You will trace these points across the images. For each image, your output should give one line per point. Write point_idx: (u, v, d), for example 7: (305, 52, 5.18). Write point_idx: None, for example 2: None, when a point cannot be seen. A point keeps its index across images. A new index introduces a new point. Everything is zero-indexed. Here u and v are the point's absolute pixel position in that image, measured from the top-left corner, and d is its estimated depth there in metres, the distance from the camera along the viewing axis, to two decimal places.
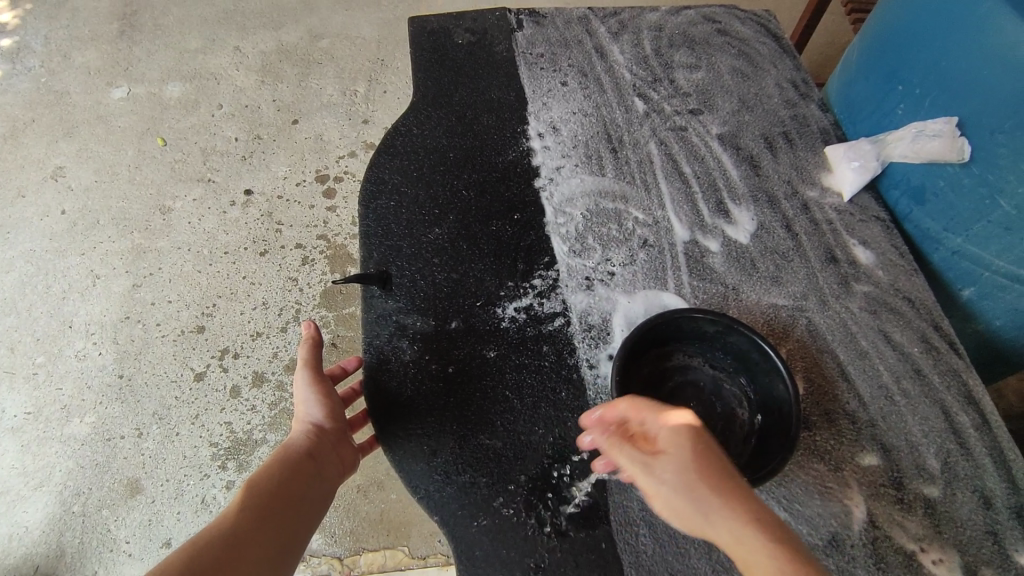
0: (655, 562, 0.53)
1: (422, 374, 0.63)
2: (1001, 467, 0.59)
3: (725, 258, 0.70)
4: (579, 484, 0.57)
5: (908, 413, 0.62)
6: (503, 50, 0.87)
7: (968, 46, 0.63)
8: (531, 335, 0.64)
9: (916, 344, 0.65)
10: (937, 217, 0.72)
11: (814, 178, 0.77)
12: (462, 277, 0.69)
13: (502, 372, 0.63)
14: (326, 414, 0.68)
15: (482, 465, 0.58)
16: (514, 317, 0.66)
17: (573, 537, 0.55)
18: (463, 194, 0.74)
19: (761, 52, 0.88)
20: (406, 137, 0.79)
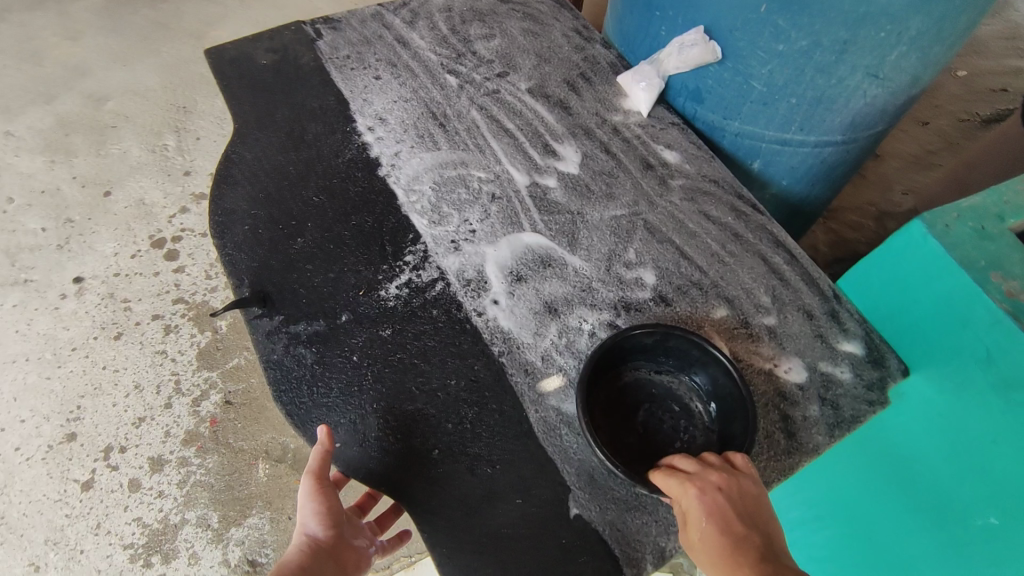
0: (582, 451, 0.61)
1: (326, 368, 0.68)
2: (812, 285, 0.74)
3: (564, 189, 0.79)
4: (501, 412, 0.63)
5: (738, 268, 0.75)
6: (310, 62, 0.90)
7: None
8: (418, 304, 0.70)
9: (729, 214, 0.79)
10: (715, 110, 0.87)
11: (615, 105, 0.89)
12: (338, 276, 0.73)
13: (403, 344, 0.68)
14: (323, 524, 0.61)
15: (412, 427, 0.63)
16: (398, 294, 0.71)
17: (510, 457, 0.61)
18: (315, 201, 0.77)
19: (542, 10, 0.98)
20: (241, 163, 0.81)
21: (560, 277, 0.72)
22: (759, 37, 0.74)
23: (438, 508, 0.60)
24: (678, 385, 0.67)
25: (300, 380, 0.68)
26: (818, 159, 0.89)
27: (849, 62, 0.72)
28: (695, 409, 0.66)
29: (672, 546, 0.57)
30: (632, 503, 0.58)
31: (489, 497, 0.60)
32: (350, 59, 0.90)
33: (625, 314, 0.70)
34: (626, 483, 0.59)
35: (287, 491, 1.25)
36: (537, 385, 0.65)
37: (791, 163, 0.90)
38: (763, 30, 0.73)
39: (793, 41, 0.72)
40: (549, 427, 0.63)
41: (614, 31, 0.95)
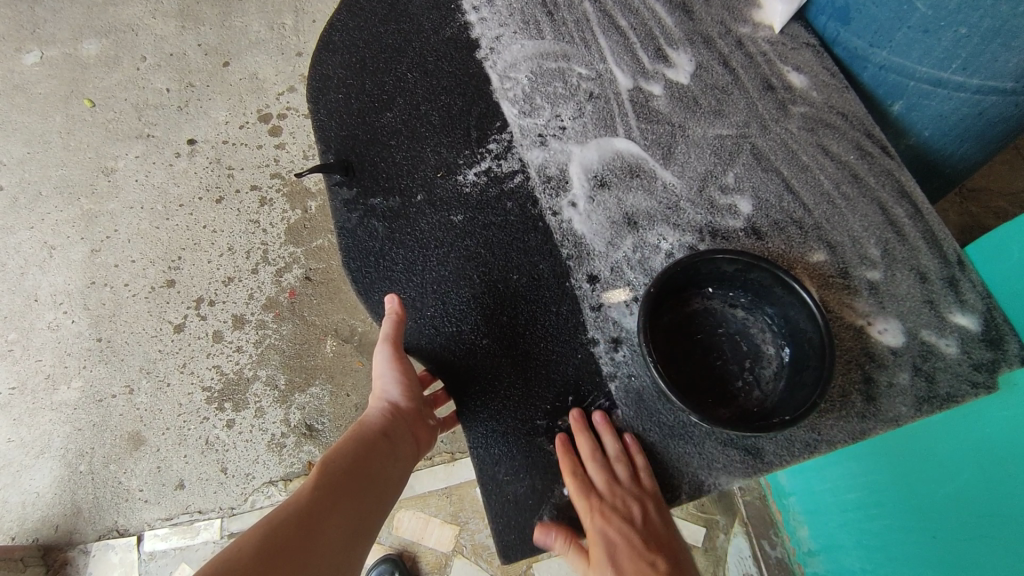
0: (635, 367, 0.58)
1: (395, 245, 0.66)
2: (933, 246, 0.65)
3: (668, 99, 0.73)
4: (560, 314, 0.61)
5: (849, 213, 0.67)
6: None
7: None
8: (493, 194, 0.67)
9: (852, 153, 0.70)
10: (862, 34, 0.77)
11: (745, 16, 0.79)
12: (420, 155, 0.70)
13: (472, 231, 0.65)
14: (402, 392, 0.58)
15: (468, 315, 0.62)
16: (475, 181, 0.68)
17: (560, 361, 0.59)
18: (407, 78, 0.75)
19: None
20: (342, 32, 0.78)
21: (647, 190, 0.67)
22: None
23: (478, 398, 0.58)
24: (750, 320, 0.62)
25: (369, 254, 0.66)
26: (976, 109, 0.74)
27: None
28: (764, 349, 0.61)
29: (710, 482, 0.54)
30: (677, 430, 0.56)
31: (533, 396, 0.58)
32: None
33: (708, 239, 0.65)
34: (674, 409, 0.56)
35: (349, 370, 1.31)
36: (601, 294, 0.62)
37: (941, 108, 0.76)
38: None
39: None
40: (605, 338, 0.60)
41: None
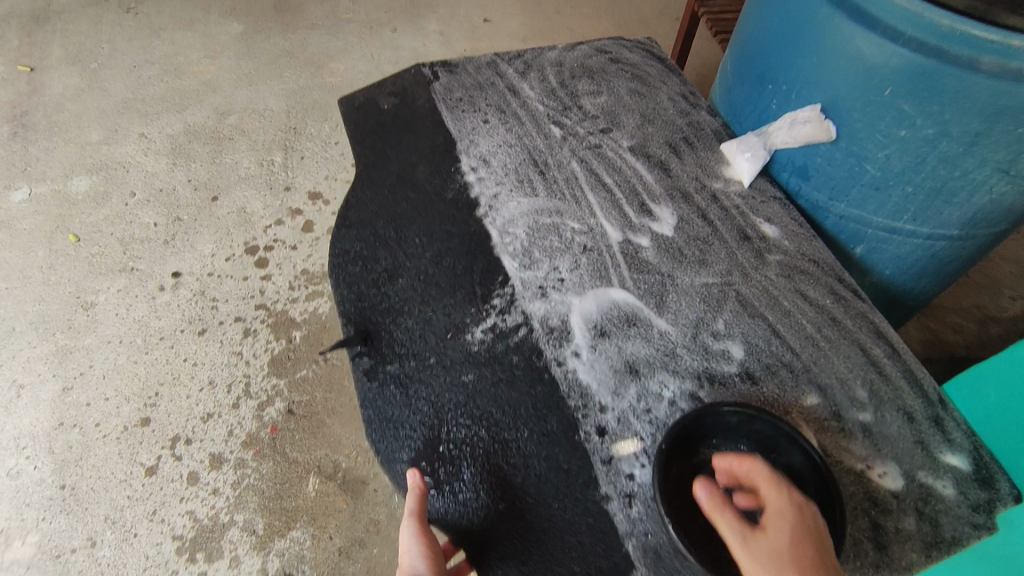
0: (651, 523, 0.58)
1: (413, 411, 0.67)
2: (915, 385, 0.69)
3: (656, 250, 0.78)
4: (572, 471, 0.61)
5: (834, 355, 0.71)
6: (425, 101, 0.92)
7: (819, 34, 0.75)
8: (501, 350, 0.69)
9: (828, 297, 0.76)
10: (821, 189, 0.84)
11: (716, 172, 0.88)
12: (430, 319, 0.72)
13: (483, 391, 0.67)
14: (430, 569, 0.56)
15: (487, 479, 0.62)
16: (483, 338, 0.70)
17: (576, 521, 0.59)
18: (413, 241, 0.79)
19: (650, 72, 1.00)
20: (353, 204, 0.84)
21: (645, 338, 0.70)
22: (878, 120, 0.73)
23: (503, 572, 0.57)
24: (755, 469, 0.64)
25: (389, 422, 0.67)
26: (930, 252, 0.85)
27: (978, 154, 0.71)
28: None
29: None
30: None
31: (552, 563, 0.57)
32: (461, 100, 0.92)
33: (707, 386, 0.67)
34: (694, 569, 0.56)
35: (332, 511, 1.25)
36: (611, 446, 0.63)
37: (899, 251, 0.86)
38: (884, 110, 0.72)
39: (918, 123, 0.71)
40: (618, 493, 0.60)
41: (720, 101, 0.98)
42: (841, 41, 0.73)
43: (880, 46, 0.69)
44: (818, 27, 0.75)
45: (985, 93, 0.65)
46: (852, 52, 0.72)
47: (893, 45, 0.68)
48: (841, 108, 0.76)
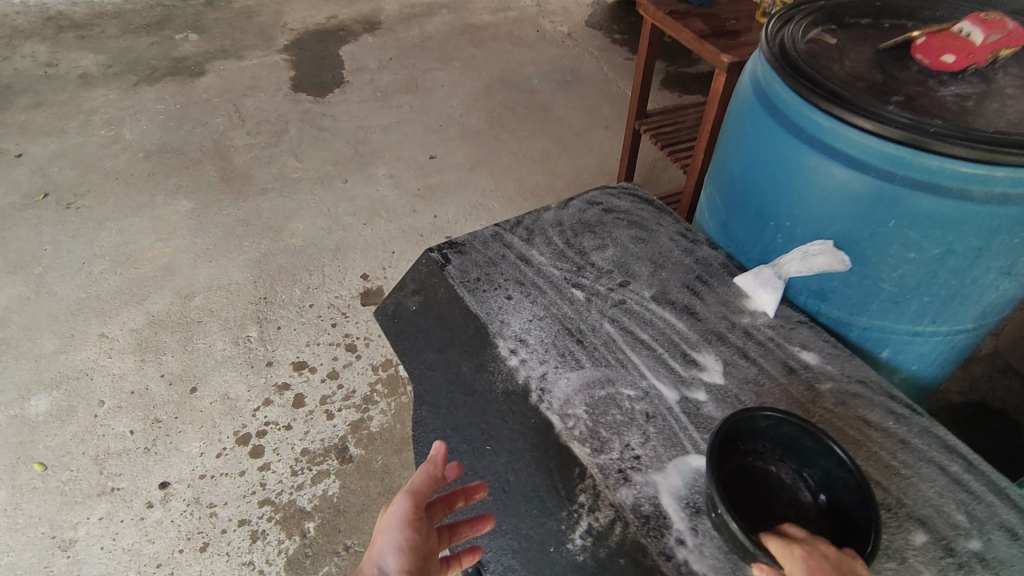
0: None
1: None
2: (1004, 497, 0.70)
3: (715, 402, 0.78)
4: None
5: (919, 480, 0.71)
6: (446, 291, 0.93)
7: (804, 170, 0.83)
8: (606, 554, 0.67)
9: (888, 418, 0.77)
10: (841, 307, 0.88)
11: (739, 306, 0.90)
12: (528, 536, 0.73)
13: None
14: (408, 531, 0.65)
15: None
16: (585, 544, 0.68)
17: None
18: (485, 449, 0.81)
19: (644, 216, 1.05)
20: (423, 428, 0.89)
21: None
22: (888, 245, 0.79)
23: None
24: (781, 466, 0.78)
25: None
26: (951, 344, 0.90)
27: (984, 263, 0.77)
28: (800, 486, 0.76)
29: None
30: None
31: None
32: (480, 279, 0.93)
33: None
34: None
35: None
36: None
37: (923, 350, 0.90)
38: (882, 237, 0.79)
39: (917, 245, 0.77)
40: None
41: (715, 235, 1.03)
42: (827, 176, 0.80)
43: (866, 179, 0.77)
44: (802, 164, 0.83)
45: (970, 212, 0.73)
46: (842, 186, 0.79)
47: (878, 177, 0.76)
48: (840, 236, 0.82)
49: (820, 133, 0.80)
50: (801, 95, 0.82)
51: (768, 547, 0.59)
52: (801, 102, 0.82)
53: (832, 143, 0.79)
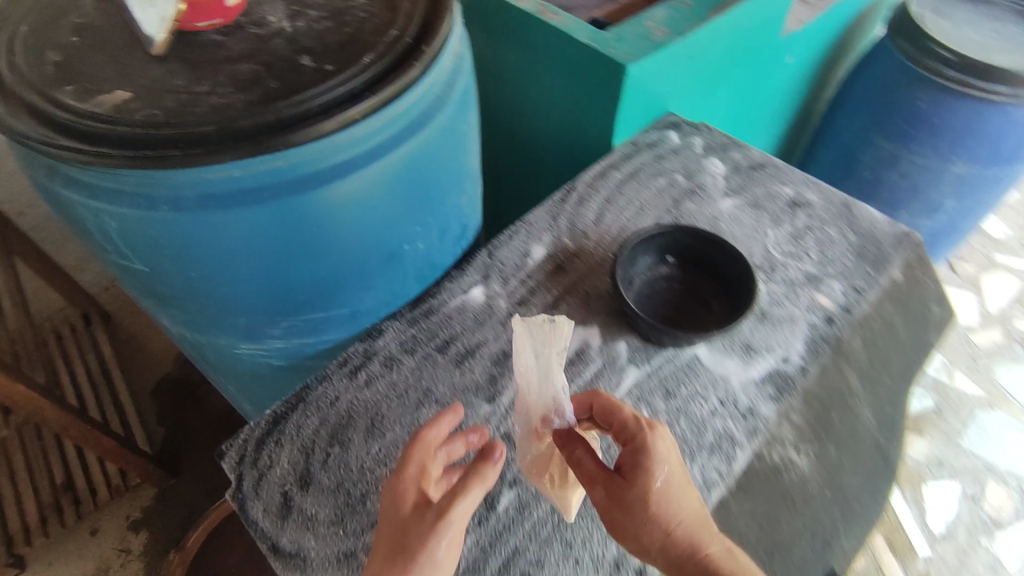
0: (855, 266, 0.80)
1: (859, 478, 0.74)
2: (632, 152, 0.93)
3: (625, 333, 0.74)
4: (859, 317, 0.76)
5: (639, 195, 0.88)
6: None
7: (374, 193, 0.62)
8: (810, 421, 0.70)
9: (586, 204, 0.87)
10: (477, 215, 0.83)
11: (479, 310, 0.76)
12: (807, 512, 0.69)
13: (839, 423, 0.72)
14: (613, 502, 0.57)
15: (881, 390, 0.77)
16: (801, 449, 0.69)
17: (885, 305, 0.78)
18: None
19: (315, 423, 0.67)
20: None
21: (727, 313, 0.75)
22: (473, 141, 0.74)
23: (910, 355, 0.81)
24: (644, 274, 0.78)
25: (867, 495, 0.75)
26: None
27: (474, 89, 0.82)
28: (665, 269, 0.79)
29: (875, 215, 0.85)
30: (873, 234, 0.83)
31: (902, 321, 0.80)
32: None
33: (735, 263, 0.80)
34: (865, 242, 0.82)
35: None
36: (826, 308, 0.76)
37: None
38: (459, 151, 0.71)
39: (471, 125, 0.72)
40: (853, 288, 0.78)
41: (347, 335, 0.75)
42: (396, 169, 0.62)
43: (437, 123, 0.64)
44: (368, 191, 0.61)
45: (469, 68, 0.70)
46: (416, 159, 0.64)
47: (425, 123, 0.63)
48: (443, 188, 0.70)
49: (346, 157, 0.58)
50: (277, 156, 0.54)
51: (667, 540, 0.57)
52: (287, 161, 0.55)
53: (366, 147, 0.59)
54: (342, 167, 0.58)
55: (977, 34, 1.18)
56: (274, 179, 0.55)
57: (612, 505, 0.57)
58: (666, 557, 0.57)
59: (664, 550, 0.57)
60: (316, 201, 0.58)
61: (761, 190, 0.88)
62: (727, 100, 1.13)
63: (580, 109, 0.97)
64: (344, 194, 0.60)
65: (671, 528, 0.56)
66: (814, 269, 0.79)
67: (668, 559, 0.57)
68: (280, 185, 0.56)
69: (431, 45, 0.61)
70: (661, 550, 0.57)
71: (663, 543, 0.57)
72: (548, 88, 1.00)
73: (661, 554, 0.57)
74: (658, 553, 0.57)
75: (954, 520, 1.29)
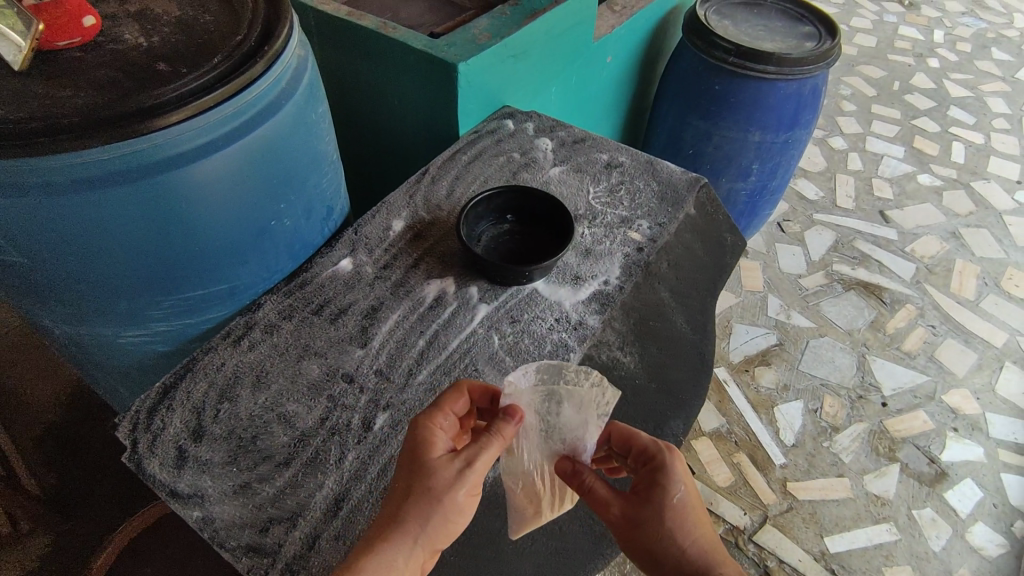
0: (657, 208, 0.98)
1: (687, 370, 0.87)
2: (474, 138, 1.08)
3: (475, 279, 0.87)
4: (661, 245, 0.94)
5: (482, 171, 1.03)
6: None
7: (235, 173, 0.73)
8: (629, 328, 0.86)
9: (437, 183, 1.00)
10: (342, 198, 0.95)
11: (348, 276, 0.86)
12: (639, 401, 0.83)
13: (656, 328, 0.88)
14: (625, 515, 0.65)
15: (690, 301, 0.95)
16: (624, 349, 0.84)
17: (681, 234, 0.97)
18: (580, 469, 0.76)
19: (205, 383, 0.75)
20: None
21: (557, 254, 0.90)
22: (325, 130, 0.86)
23: (712, 273, 0.99)
24: (489, 232, 0.92)
25: (698, 384, 0.88)
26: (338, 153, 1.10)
27: None
28: (505, 226, 0.93)
29: (672, 169, 1.05)
30: (670, 182, 1.02)
31: (700, 247, 0.99)
32: None
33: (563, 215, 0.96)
34: (665, 189, 1.01)
35: None
36: (636, 240, 0.93)
37: None
38: (312, 138, 0.83)
39: (321, 115, 0.85)
40: (656, 224, 0.96)
41: (230, 310, 0.84)
42: (254, 151, 0.74)
43: (286, 111, 0.77)
44: (229, 169, 0.72)
45: (313, 68, 0.83)
46: (270, 141, 0.75)
47: (275, 111, 0.75)
48: (301, 170, 0.82)
49: (203, 138, 0.68)
50: (143, 140, 0.64)
51: (674, 553, 0.64)
52: (150, 142, 0.65)
53: (224, 130, 0.70)
54: (201, 147, 0.69)
55: (749, 29, 1.46)
56: (139, 159, 0.65)
57: (626, 520, 0.65)
58: (666, 567, 0.65)
59: (665, 558, 0.64)
60: (181, 178, 0.68)
61: (582, 158, 1.06)
62: (558, 94, 1.32)
63: (427, 107, 1.11)
64: (206, 172, 0.70)
65: (675, 543, 0.64)
66: (626, 213, 0.97)
67: (670, 570, 0.65)
68: (145, 164, 0.66)
69: (271, 44, 0.74)
70: (663, 561, 0.65)
71: (667, 554, 0.64)
72: (398, 93, 1.13)
73: (661, 561, 0.65)
74: (658, 562, 0.65)
75: (801, 431, 1.51)
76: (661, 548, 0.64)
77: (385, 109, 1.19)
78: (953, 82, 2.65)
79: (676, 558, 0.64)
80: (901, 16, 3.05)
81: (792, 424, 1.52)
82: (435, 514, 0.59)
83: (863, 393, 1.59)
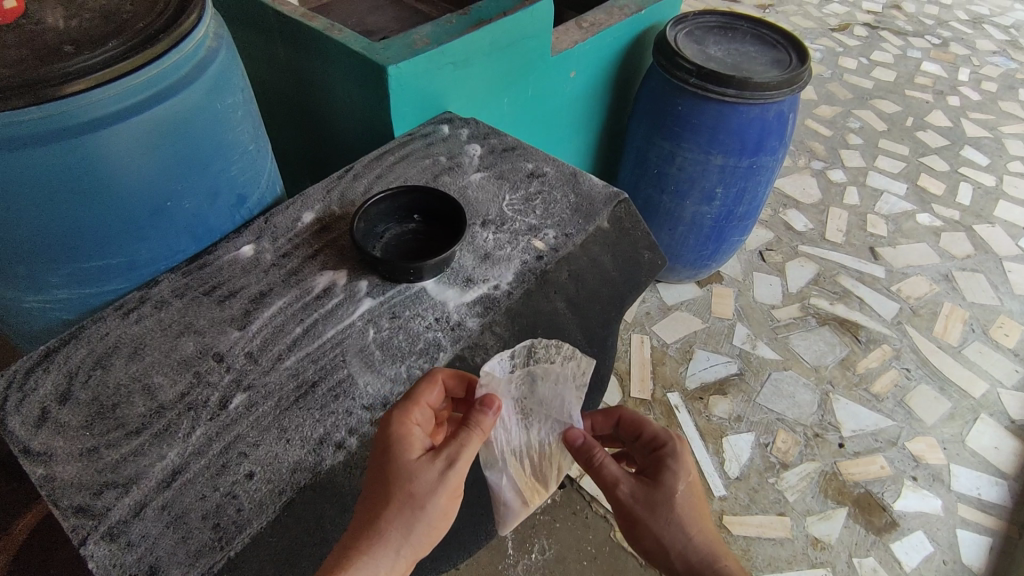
0: (569, 219, 0.98)
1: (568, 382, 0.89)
2: (407, 139, 1.10)
3: (368, 274, 0.88)
4: (565, 255, 0.93)
5: (405, 171, 1.04)
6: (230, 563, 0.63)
7: (125, 152, 0.76)
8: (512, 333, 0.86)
9: (358, 179, 1.02)
10: (257, 188, 0.98)
11: (247, 262, 0.89)
12: None
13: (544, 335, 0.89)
14: (632, 493, 0.71)
15: (589, 311, 0.94)
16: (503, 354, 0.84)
17: (590, 245, 0.96)
18: None
19: (84, 351, 0.78)
20: None
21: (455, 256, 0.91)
22: (236, 120, 0.89)
23: (620, 286, 0.99)
24: (392, 229, 0.94)
25: None
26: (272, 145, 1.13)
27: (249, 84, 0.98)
28: (410, 226, 0.95)
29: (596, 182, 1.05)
30: (589, 195, 1.02)
31: (610, 260, 0.98)
32: (218, 523, 0.65)
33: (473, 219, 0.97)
34: (582, 201, 1.01)
35: None
36: (540, 249, 0.93)
37: None
38: (217, 126, 0.86)
39: (231, 106, 0.88)
40: (563, 233, 0.96)
41: (128, 285, 0.87)
42: (147, 134, 0.77)
43: (186, 98, 0.80)
44: (121, 148, 0.76)
45: (224, 59, 0.87)
46: (167, 126, 0.79)
47: (169, 96, 0.78)
48: (202, 155, 0.85)
49: (93, 116, 0.72)
50: (19, 113, 0.67)
51: (675, 536, 0.70)
52: (35, 116, 0.68)
53: (112, 112, 0.73)
54: (90, 125, 0.72)
55: (718, 51, 1.44)
56: (25, 132, 0.69)
57: (631, 498, 0.71)
58: (665, 548, 0.71)
59: (663, 539, 0.70)
60: (69, 153, 0.72)
61: (507, 166, 1.07)
62: (511, 103, 1.34)
63: (367, 107, 1.14)
64: (96, 149, 0.74)
65: (678, 524, 0.70)
66: (536, 221, 0.97)
67: (666, 550, 0.71)
68: (32, 137, 0.69)
69: (171, 33, 0.77)
70: (660, 543, 0.71)
71: (666, 537, 0.70)
72: (342, 92, 1.16)
73: (659, 542, 0.71)
74: (656, 542, 0.71)
75: (747, 464, 1.47)
76: (661, 529, 0.70)
77: (333, 107, 1.22)
78: (971, 121, 2.56)
79: (674, 540, 0.70)
80: (926, 51, 2.96)
81: (739, 456, 1.48)
82: (418, 519, 0.61)
83: (820, 431, 1.53)
